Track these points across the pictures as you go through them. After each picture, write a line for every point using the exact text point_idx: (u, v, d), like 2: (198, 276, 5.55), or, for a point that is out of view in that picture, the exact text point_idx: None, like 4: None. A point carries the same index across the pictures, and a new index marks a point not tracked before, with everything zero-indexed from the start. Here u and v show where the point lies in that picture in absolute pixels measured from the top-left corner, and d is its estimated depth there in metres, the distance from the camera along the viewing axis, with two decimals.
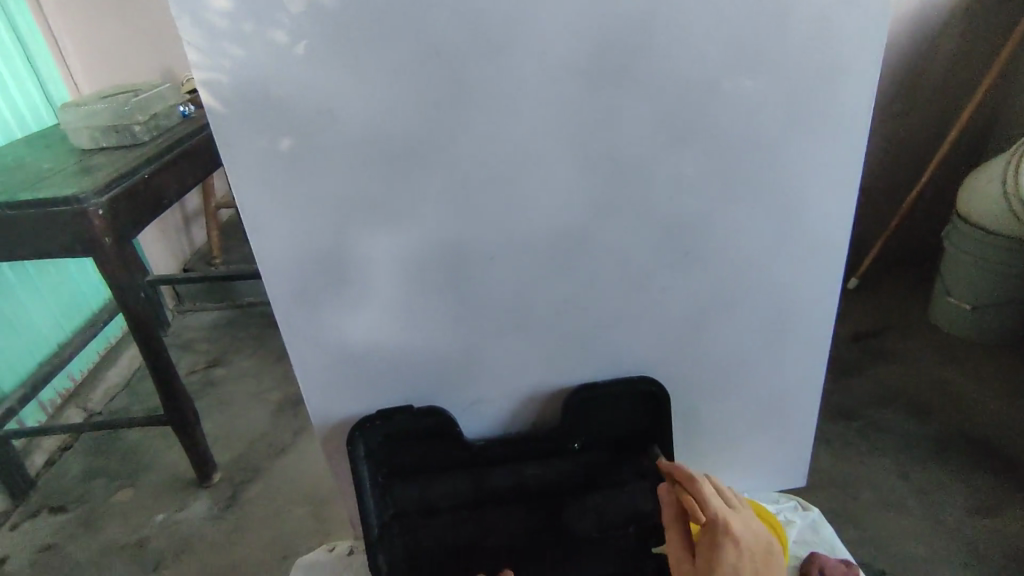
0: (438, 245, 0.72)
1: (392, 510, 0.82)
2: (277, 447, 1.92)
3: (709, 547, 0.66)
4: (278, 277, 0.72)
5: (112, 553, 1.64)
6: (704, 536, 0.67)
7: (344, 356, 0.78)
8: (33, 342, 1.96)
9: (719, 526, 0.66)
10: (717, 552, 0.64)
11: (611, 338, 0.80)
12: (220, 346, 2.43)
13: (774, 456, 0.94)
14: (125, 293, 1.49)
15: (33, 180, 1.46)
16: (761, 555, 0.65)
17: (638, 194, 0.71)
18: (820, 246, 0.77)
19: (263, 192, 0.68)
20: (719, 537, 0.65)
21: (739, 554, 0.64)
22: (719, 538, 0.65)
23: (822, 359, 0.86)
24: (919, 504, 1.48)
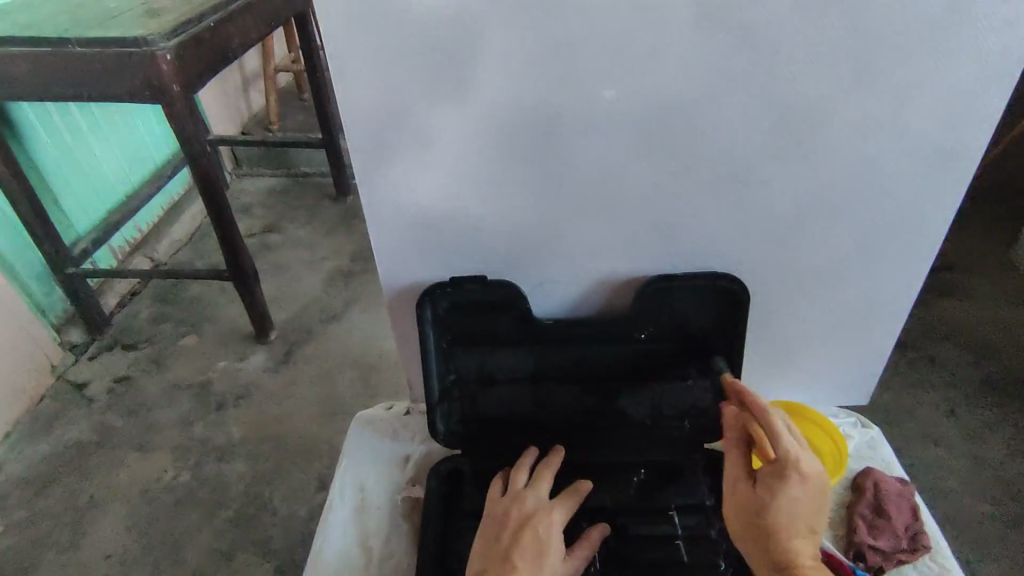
0: (530, 108, 0.67)
1: (453, 376, 0.84)
2: (329, 313, 2.00)
3: (776, 488, 0.63)
4: (359, 127, 0.69)
5: (180, 391, 1.78)
6: (770, 473, 0.64)
7: (419, 219, 0.77)
8: (103, 188, 2.02)
9: (788, 471, 0.63)
10: (781, 493, 0.63)
11: (698, 229, 0.76)
12: (276, 212, 2.47)
13: (840, 370, 0.92)
14: (192, 145, 1.49)
15: (101, 17, 1.43)
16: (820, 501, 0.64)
17: (761, 70, 0.64)
18: (951, 151, 0.69)
19: (352, 32, 0.63)
20: (790, 482, 0.63)
21: (801, 495, 0.63)
22: (787, 481, 0.63)
23: (919, 277, 0.80)
24: (963, 439, 1.46)
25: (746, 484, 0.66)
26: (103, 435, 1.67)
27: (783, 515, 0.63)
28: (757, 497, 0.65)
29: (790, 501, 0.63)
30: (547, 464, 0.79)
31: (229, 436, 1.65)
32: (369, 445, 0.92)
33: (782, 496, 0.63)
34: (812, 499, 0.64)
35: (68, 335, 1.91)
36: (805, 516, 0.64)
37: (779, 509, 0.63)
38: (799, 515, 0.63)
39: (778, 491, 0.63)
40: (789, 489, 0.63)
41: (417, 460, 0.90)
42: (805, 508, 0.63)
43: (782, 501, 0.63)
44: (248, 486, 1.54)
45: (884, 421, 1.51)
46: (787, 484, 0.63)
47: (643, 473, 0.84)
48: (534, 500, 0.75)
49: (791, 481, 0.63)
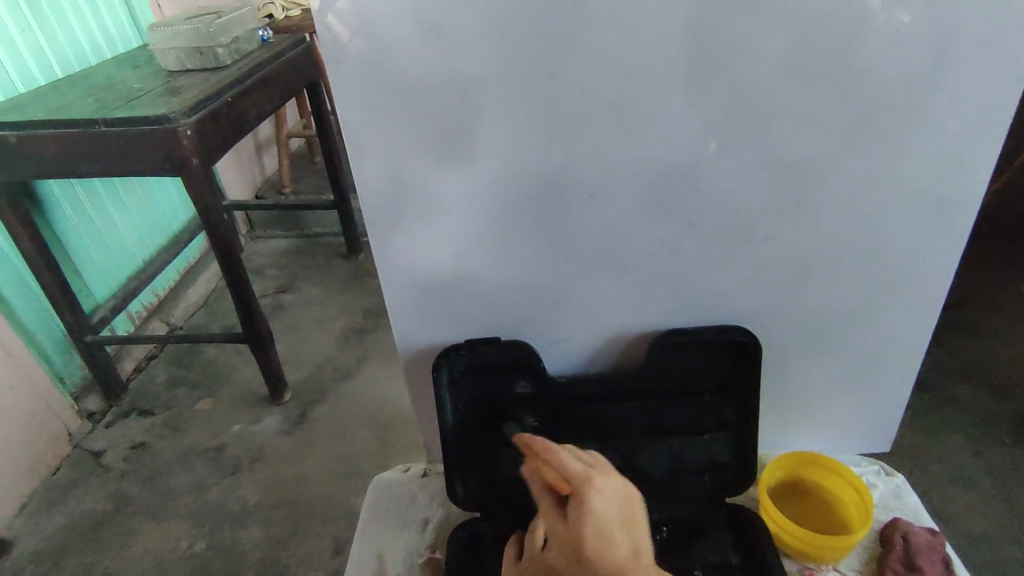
0: (538, 176, 0.70)
1: (470, 438, 0.84)
2: (342, 371, 2.01)
3: (577, 513, 0.59)
4: (374, 200, 0.72)
5: (195, 456, 1.78)
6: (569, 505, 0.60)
7: (434, 283, 0.79)
8: (122, 257, 2.08)
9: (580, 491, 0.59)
10: (583, 512, 0.58)
11: (706, 284, 0.78)
12: (290, 272, 2.52)
13: (859, 419, 0.91)
14: (210, 213, 1.55)
15: (125, 98, 1.51)
16: (625, 513, 0.59)
17: (757, 131, 0.67)
18: (949, 201, 0.71)
19: (367, 114, 0.66)
20: (581, 500, 0.59)
21: (605, 502, 0.59)
22: (584, 499, 0.59)
23: (930, 322, 0.81)
24: (992, 482, 1.42)
25: (560, 526, 0.61)
26: (117, 505, 1.67)
27: (595, 536, 0.57)
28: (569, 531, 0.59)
29: (595, 515, 0.58)
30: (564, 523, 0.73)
31: (243, 501, 1.64)
32: (386, 509, 0.91)
33: (581, 519, 0.59)
34: (616, 511, 0.59)
35: (85, 403, 1.92)
36: (627, 522, 0.58)
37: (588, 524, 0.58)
38: (611, 528, 0.58)
39: (582, 513, 0.59)
40: (591, 505, 0.59)
41: (436, 523, 0.89)
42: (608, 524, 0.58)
43: (584, 521, 0.58)
44: (263, 553, 1.51)
45: (910, 465, 1.47)
46: (589, 501, 0.59)
47: (666, 530, 0.84)
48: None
49: (587, 496, 0.59)
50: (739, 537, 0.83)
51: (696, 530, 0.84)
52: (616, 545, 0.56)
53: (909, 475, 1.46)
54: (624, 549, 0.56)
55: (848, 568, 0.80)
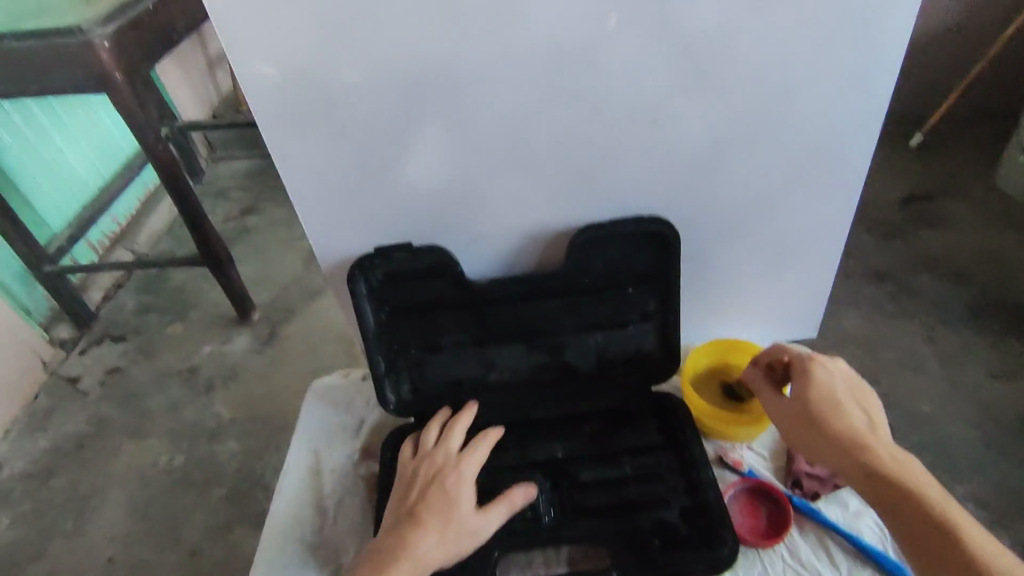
0: (428, 65, 0.65)
1: (395, 346, 0.84)
2: (310, 291, 2.01)
3: (804, 381, 0.70)
4: (259, 99, 0.67)
5: (169, 377, 1.82)
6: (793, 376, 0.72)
7: (342, 188, 0.76)
8: (73, 185, 2.03)
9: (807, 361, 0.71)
10: (816, 379, 0.70)
11: (619, 176, 0.76)
12: (253, 194, 2.46)
13: (785, 303, 0.93)
14: (146, 133, 1.48)
15: (37, 9, 1.41)
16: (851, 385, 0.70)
17: (661, 3, 0.61)
18: (864, 74, 0.68)
19: (235, 2, 0.60)
20: (808, 369, 0.71)
21: (834, 374, 0.70)
22: (813, 370, 0.70)
23: (849, 203, 0.80)
24: (937, 366, 1.47)
25: (778, 397, 0.72)
26: (97, 426, 1.72)
27: (826, 399, 0.69)
28: (795, 398, 0.70)
29: (823, 382, 0.69)
30: (456, 423, 0.79)
31: (218, 418, 1.69)
32: (323, 411, 0.93)
33: (805, 384, 0.70)
34: (843, 383, 0.70)
35: (57, 332, 1.95)
36: (850, 397, 0.69)
37: (819, 389, 0.69)
38: (843, 396, 0.69)
39: (812, 381, 0.70)
40: (820, 373, 0.70)
41: (371, 424, 0.92)
42: (843, 392, 0.70)
43: (819, 386, 0.69)
44: (239, 465, 1.58)
45: (862, 354, 1.51)
46: (817, 370, 0.70)
47: (594, 421, 0.85)
48: (443, 455, 0.76)
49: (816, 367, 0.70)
50: (664, 424, 0.84)
51: (621, 419, 0.84)
52: (854, 414, 0.67)
53: (860, 363, 1.50)
54: (858, 417, 0.67)
55: (761, 446, 0.84)
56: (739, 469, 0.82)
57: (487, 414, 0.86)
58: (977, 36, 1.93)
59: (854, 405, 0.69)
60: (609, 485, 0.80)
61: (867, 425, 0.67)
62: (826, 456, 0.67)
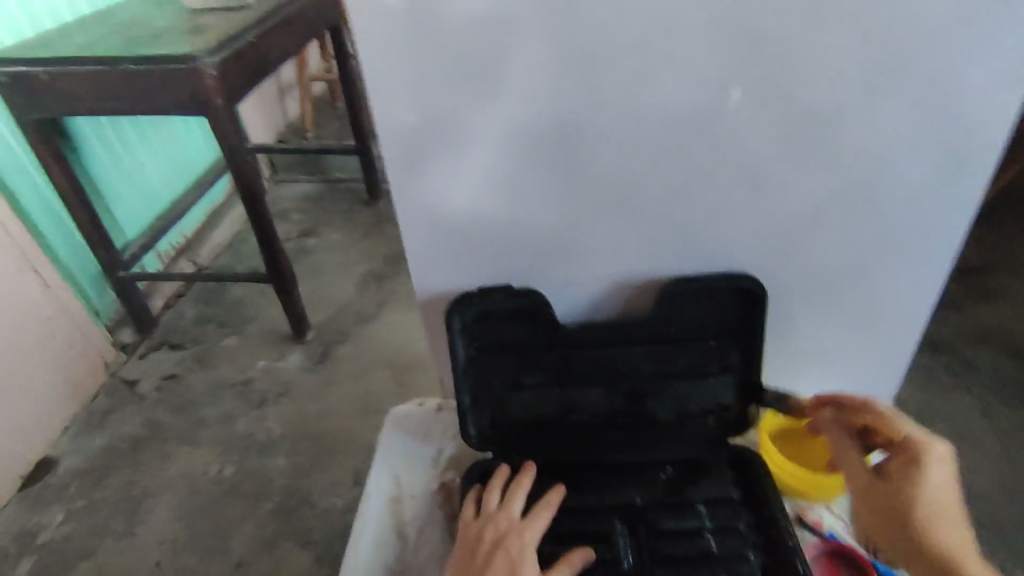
0: (551, 119, 0.71)
1: (480, 380, 0.87)
2: (363, 314, 2.07)
3: (909, 478, 0.69)
4: (391, 138, 0.74)
5: (223, 388, 1.87)
6: (896, 459, 0.71)
7: (450, 224, 0.81)
8: (150, 197, 2.14)
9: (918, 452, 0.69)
10: (923, 480, 0.68)
11: (715, 233, 0.79)
12: (313, 217, 2.56)
13: (862, 369, 0.93)
14: (235, 155, 1.57)
15: (151, 36, 1.53)
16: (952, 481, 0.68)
17: (775, 78, 0.66)
18: (963, 155, 0.71)
19: (386, 54, 0.67)
20: (918, 465, 0.69)
21: (943, 479, 0.68)
22: (923, 469, 0.68)
23: (939, 277, 0.82)
24: (999, 442, 1.44)
25: (874, 477, 0.72)
26: (152, 430, 1.77)
27: (926, 503, 0.67)
28: (893, 486, 0.70)
29: (930, 486, 0.68)
30: (518, 485, 0.81)
31: (270, 432, 1.73)
32: (402, 438, 0.97)
33: (909, 479, 0.69)
34: (947, 489, 0.68)
35: (120, 335, 2.02)
36: (949, 506, 0.68)
37: (923, 491, 0.68)
38: (947, 503, 0.67)
39: (919, 480, 0.68)
40: (929, 474, 0.68)
41: (449, 454, 0.95)
42: (945, 497, 0.68)
43: (922, 487, 0.68)
44: (288, 480, 1.61)
45: (918, 423, 1.49)
46: (929, 469, 0.68)
47: (670, 469, 0.86)
48: (506, 520, 0.78)
49: (927, 467, 0.68)
50: (739, 477, 0.85)
51: (697, 468, 0.86)
52: (953, 525, 0.66)
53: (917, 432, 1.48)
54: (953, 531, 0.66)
55: (843, 508, 0.86)
56: (820, 530, 0.83)
57: (563, 452, 0.88)
58: None
59: (954, 512, 0.68)
60: (687, 534, 0.81)
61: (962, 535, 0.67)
62: (902, 550, 0.69)
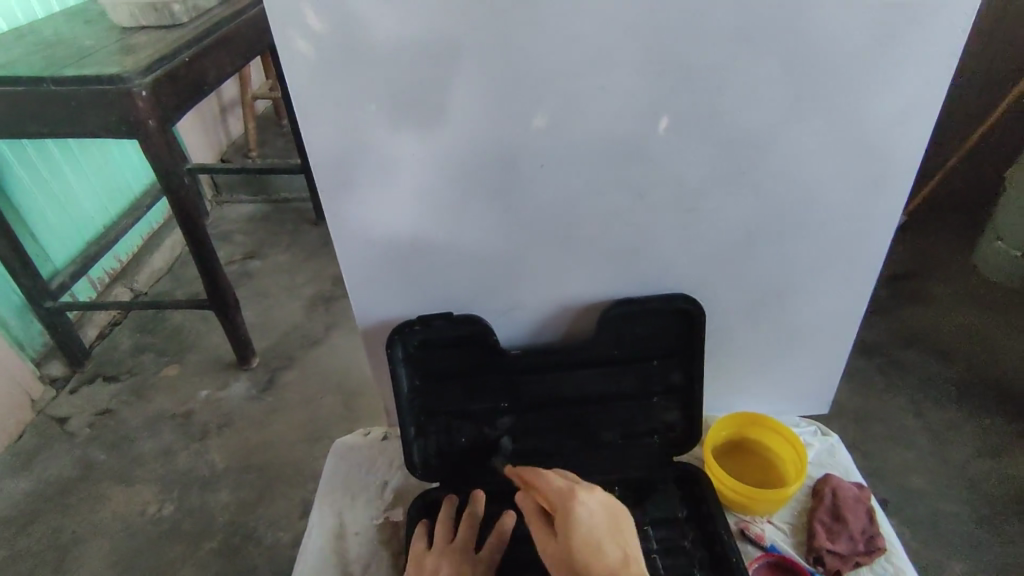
0: (489, 147, 0.71)
1: (426, 409, 0.85)
2: (310, 338, 2.01)
3: (564, 523, 0.63)
4: (325, 166, 0.72)
5: (162, 421, 1.78)
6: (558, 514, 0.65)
7: (388, 251, 0.80)
8: (80, 222, 2.03)
9: (570, 496, 0.65)
10: (573, 520, 0.63)
11: (653, 256, 0.80)
12: (257, 238, 2.48)
13: (800, 382, 0.96)
14: (169, 178, 1.51)
15: (76, 56, 1.46)
16: (610, 519, 0.64)
17: (705, 104, 0.68)
18: (883, 178, 0.75)
19: (316, 81, 0.66)
20: (568, 510, 0.64)
21: (591, 509, 0.64)
22: (572, 511, 0.64)
23: (865, 292, 0.85)
24: (930, 442, 1.50)
25: (547, 542, 0.65)
26: (84, 470, 1.67)
27: (585, 545, 0.61)
28: (557, 545, 0.63)
29: (583, 523, 0.62)
30: (469, 516, 0.80)
31: (212, 466, 1.66)
32: (345, 471, 0.94)
33: (568, 527, 0.63)
34: (604, 519, 0.64)
35: (48, 369, 1.90)
36: (620, 531, 0.63)
37: (575, 535, 0.62)
38: (598, 533, 0.62)
39: (570, 522, 0.63)
40: (577, 510, 0.63)
41: (395, 486, 0.92)
42: (604, 535, 0.62)
43: (575, 530, 0.62)
44: (232, 516, 1.54)
45: (856, 427, 1.55)
46: (577, 505, 0.64)
47: (618, 490, 0.86)
48: (460, 553, 0.76)
49: (574, 505, 0.64)
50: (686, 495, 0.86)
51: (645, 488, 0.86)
52: (605, 553, 0.61)
53: (855, 436, 1.53)
54: (612, 556, 0.61)
55: (781, 521, 0.86)
56: (762, 544, 0.82)
57: (511, 479, 0.87)
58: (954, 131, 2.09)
59: (607, 546, 0.61)
60: None
61: (619, 562, 0.60)
62: None
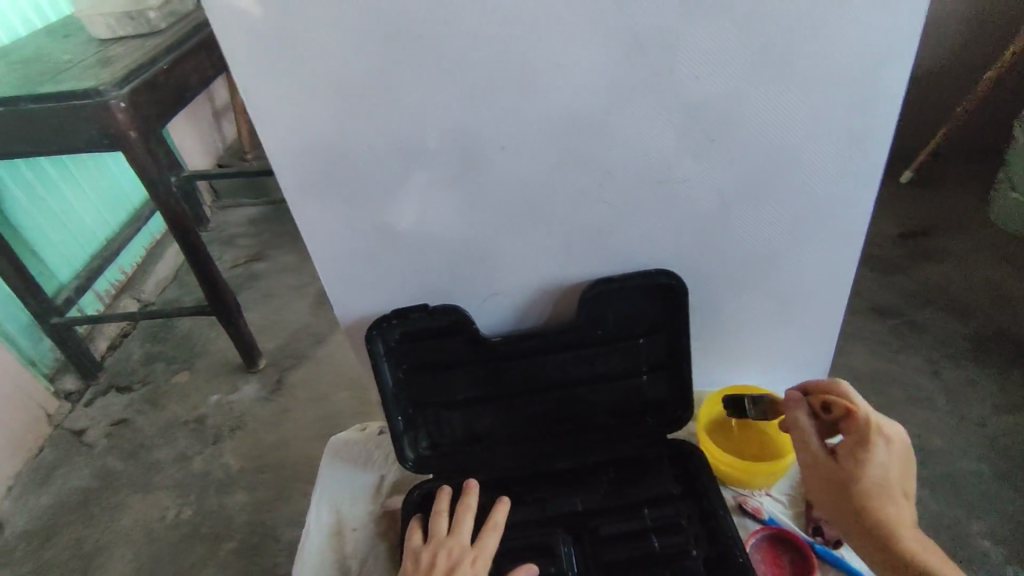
0: (447, 133, 0.69)
1: (412, 402, 0.85)
2: (317, 336, 2.03)
3: (857, 457, 0.65)
4: (286, 166, 0.71)
5: (177, 428, 1.81)
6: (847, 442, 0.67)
7: (360, 245, 0.79)
8: (80, 236, 2.04)
9: (869, 436, 0.65)
10: (870, 461, 0.65)
11: (630, 234, 0.78)
12: (260, 240, 2.49)
13: (796, 350, 0.94)
14: (158, 187, 1.51)
15: (56, 71, 1.45)
16: (904, 463, 0.66)
17: (665, 69, 0.65)
18: (859, 132, 0.72)
19: (265, 80, 0.65)
20: (868, 453, 0.65)
21: (890, 455, 0.65)
22: (869, 455, 0.65)
23: (853, 253, 0.83)
24: (944, 400, 1.47)
25: (820, 466, 0.67)
26: (104, 479, 1.70)
27: (875, 484, 0.64)
28: (839, 472, 0.66)
29: (881, 470, 0.65)
30: (465, 504, 0.79)
31: (227, 469, 1.68)
32: (341, 467, 0.95)
33: (860, 474, 0.65)
34: (901, 463, 0.66)
35: (62, 383, 1.93)
36: (905, 472, 0.66)
37: (868, 482, 0.65)
38: (890, 480, 0.65)
39: (864, 461, 0.65)
40: (876, 456, 0.65)
41: (392, 479, 0.93)
42: (897, 473, 0.65)
43: (870, 469, 0.65)
44: (249, 517, 1.56)
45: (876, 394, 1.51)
46: (875, 448, 0.65)
47: (612, 471, 0.85)
48: (458, 546, 0.75)
49: (875, 453, 0.65)
50: (680, 471, 0.84)
51: (639, 468, 0.85)
52: (895, 498, 0.64)
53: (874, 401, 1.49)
54: (901, 502, 0.64)
55: (780, 492, 0.84)
56: (760, 517, 0.81)
57: (502, 466, 0.87)
58: (960, 77, 2.01)
59: (896, 486, 0.65)
60: (629, 534, 0.79)
61: (903, 513, 0.64)
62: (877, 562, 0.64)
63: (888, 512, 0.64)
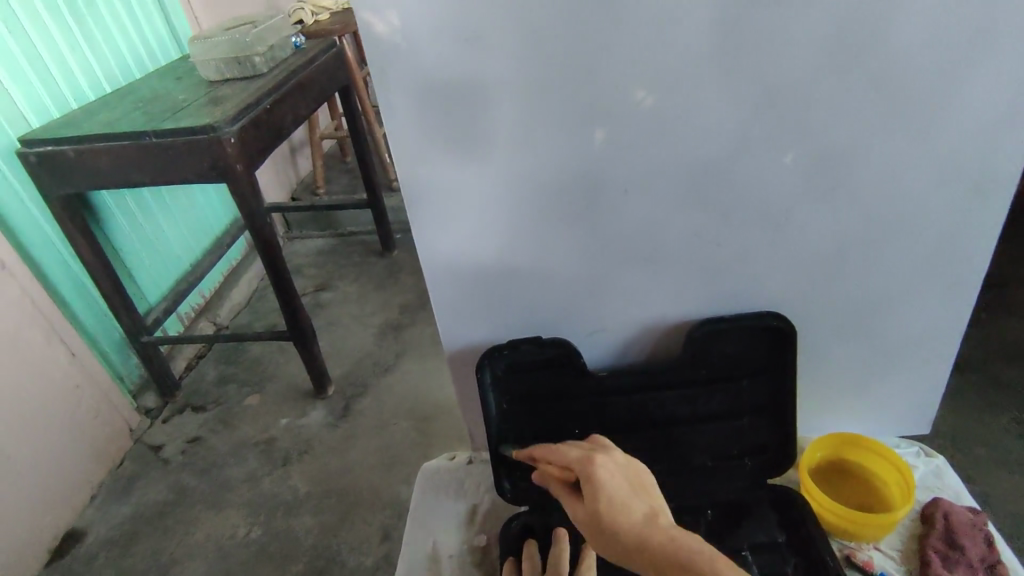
0: (579, 176, 0.73)
1: (514, 434, 0.86)
2: (381, 365, 2.07)
3: (587, 485, 0.61)
4: (420, 204, 0.75)
5: (247, 448, 1.85)
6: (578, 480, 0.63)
7: (478, 279, 0.82)
8: (169, 260, 2.15)
9: (586, 466, 0.62)
10: (596, 480, 0.60)
11: (743, 274, 0.80)
12: (328, 270, 2.59)
13: (899, 397, 0.93)
14: (255, 216, 1.60)
15: (173, 109, 1.58)
16: (632, 480, 0.61)
17: (792, 121, 0.68)
18: (985, 184, 0.73)
19: (413, 124, 0.70)
20: (590, 475, 0.61)
21: (611, 470, 0.61)
22: (593, 474, 0.61)
23: (967, 301, 0.82)
24: None
25: (574, 510, 0.62)
26: (179, 495, 1.72)
27: (611, 501, 0.58)
28: (584, 507, 0.60)
29: (605, 484, 0.60)
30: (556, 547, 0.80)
31: (295, 491, 1.70)
32: (433, 494, 0.96)
33: (593, 492, 0.59)
34: (624, 480, 0.61)
35: (143, 400, 1.98)
36: (645, 488, 0.60)
37: (601, 495, 0.58)
38: (623, 492, 0.59)
39: (592, 483, 0.60)
40: (596, 472, 0.61)
41: (485, 508, 0.94)
42: (616, 488, 0.59)
43: (599, 488, 0.59)
44: (316, 540, 1.56)
45: (978, 450, 1.37)
46: (595, 469, 0.62)
47: (711, 513, 0.84)
48: None
49: (592, 470, 0.61)
50: (783, 518, 0.83)
51: (739, 511, 0.84)
52: (631, 506, 0.57)
53: (974, 459, 1.35)
54: (638, 509, 0.57)
55: (889, 547, 0.81)
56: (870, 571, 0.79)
57: None
58: None
59: (631, 493, 0.59)
60: None
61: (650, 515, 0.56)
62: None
63: (627, 519, 0.56)
